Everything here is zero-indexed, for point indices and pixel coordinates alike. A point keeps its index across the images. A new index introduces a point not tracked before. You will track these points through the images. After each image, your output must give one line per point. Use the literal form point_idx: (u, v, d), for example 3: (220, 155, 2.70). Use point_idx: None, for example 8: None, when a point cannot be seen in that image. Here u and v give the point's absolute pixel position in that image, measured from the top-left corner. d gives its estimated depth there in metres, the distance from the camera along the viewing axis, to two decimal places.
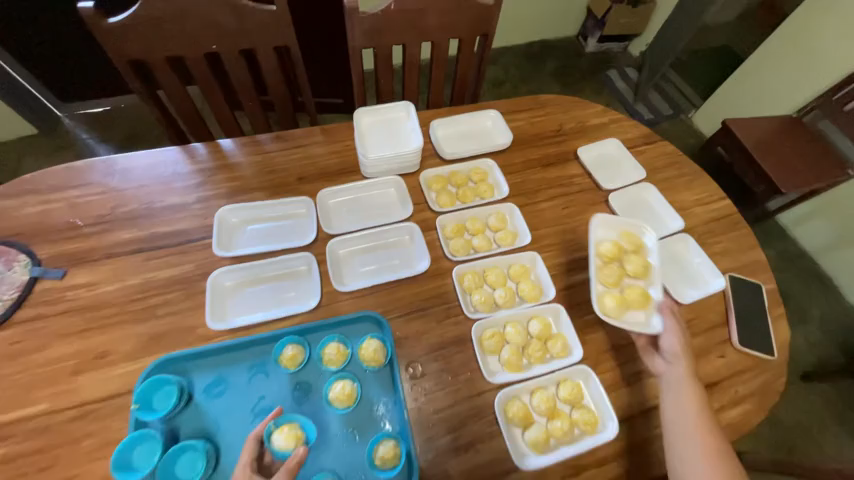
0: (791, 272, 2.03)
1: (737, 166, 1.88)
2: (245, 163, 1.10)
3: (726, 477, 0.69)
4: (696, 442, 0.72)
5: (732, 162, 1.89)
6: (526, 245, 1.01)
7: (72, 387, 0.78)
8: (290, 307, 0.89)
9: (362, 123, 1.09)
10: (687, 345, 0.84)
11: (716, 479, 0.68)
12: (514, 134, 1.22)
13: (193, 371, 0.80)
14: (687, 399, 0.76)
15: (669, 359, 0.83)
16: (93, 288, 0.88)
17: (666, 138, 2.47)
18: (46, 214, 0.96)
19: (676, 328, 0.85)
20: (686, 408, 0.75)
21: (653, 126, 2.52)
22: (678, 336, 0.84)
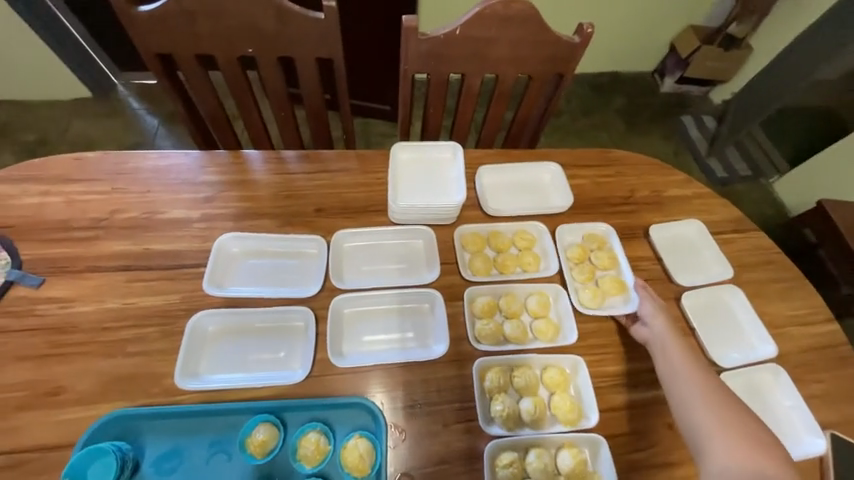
0: None
1: (824, 251, 1.56)
2: (263, 182, 0.98)
3: (728, 411, 0.64)
4: (691, 388, 0.68)
5: (819, 245, 1.57)
6: (569, 344, 0.82)
7: (14, 425, 0.67)
8: (275, 372, 0.75)
9: (398, 159, 0.94)
10: (664, 308, 0.82)
11: (714, 413, 0.64)
12: (574, 196, 1.03)
13: (148, 435, 0.67)
14: (693, 388, 0.68)
15: (648, 321, 0.81)
16: (66, 306, 0.78)
17: (740, 202, 2.16)
18: (43, 208, 0.88)
19: (649, 293, 0.84)
20: (696, 404, 0.66)
21: (726, 186, 2.20)
22: (651, 298, 0.83)
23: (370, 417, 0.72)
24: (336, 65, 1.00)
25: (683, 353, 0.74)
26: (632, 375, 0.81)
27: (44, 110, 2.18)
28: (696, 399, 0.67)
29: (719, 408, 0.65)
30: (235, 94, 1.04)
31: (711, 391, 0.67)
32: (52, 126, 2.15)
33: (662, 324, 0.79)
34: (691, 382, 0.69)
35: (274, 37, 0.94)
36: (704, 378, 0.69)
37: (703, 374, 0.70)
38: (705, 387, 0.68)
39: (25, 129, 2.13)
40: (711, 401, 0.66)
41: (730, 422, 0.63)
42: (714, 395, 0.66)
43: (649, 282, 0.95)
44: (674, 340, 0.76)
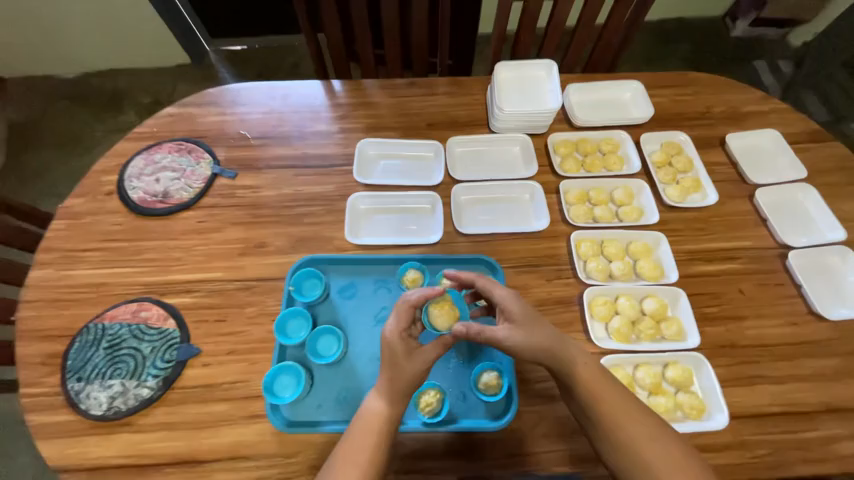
0: None
1: None
2: (382, 103, 1.17)
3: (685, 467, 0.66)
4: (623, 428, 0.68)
5: None
6: (652, 225, 0.98)
7: (239, 264, 0.95)
8: (414, 238, 0.98)
9: (500, 77, 1.10)
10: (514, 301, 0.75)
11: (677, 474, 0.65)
12: (655, 110, 1.14)
13: (332, 274, 0.93)
14: (611, 414, 0.68)
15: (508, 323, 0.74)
16: (256, 192, 1.04)
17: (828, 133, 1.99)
18: (224, 125, 1.15)
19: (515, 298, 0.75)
20: (645, 452, 0.66)
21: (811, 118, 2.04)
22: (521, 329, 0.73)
23: (490, 270, 0.93)
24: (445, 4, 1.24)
25: (603, 399, 0.70)
26: (705, 251, 0.96)
27: (151, 75, 2.48)
28: (629, 435, 0.67)
29: (652, 433, 0.68)
30: (359, 33, 1.27)
31: (629, 420, 0.68)
32: (159, 90, 2.44)
33: (531, 343, 0.72)
34: (605, 411, 0.69)
35: None
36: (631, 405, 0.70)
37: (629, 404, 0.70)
38: (620, 409, 0.69)
39: (139, 93, 2.44)
40: (649, 439, 0.67)
41: (683, 461, 0.66)
42: (651, 436, 0.68)
43: (724, 182, 1.06)
44: (576, 363, 0.71)
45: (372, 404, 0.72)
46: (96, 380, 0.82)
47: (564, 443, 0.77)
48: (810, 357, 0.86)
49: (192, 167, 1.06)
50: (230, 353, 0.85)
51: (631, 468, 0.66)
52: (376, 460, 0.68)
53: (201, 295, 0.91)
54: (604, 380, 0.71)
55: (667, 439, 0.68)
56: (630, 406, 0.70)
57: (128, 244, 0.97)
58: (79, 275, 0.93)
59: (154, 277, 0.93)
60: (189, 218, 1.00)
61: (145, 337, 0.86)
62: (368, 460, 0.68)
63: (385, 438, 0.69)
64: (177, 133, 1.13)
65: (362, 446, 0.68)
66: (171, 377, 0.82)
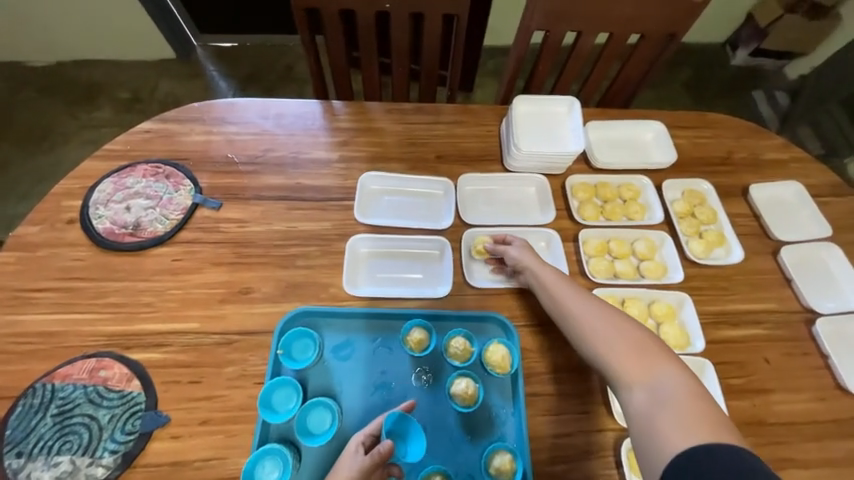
0: None
1: None
2: (388, 129, 1.07)
3: (633, 347, 0.65)
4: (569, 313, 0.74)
5: None
6: (675, 283, 0.91)
7: (220, 313, 0.83)
8: (419, 288, 0.88)
9: (517, 111, 1.02)
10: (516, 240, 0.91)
11: (620, 349, 0.65)
12: (676, 155, 1.08)
13: (326, 329, 0.82)
14: (562, 299, 0.76)
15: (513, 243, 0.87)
16: (242, 226, 0.92)
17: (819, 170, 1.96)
18: (208, 144, 1.01)
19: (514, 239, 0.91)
20: (591, 329, 0.70)
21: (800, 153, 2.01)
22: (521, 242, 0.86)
23: (502, 331, 0.84)
24: (460, 21, 1.19)
25: (559, 288, 0.78)
26: (729, 313, 0.90)
27: (130, 69, 2.28)
28: (581, 318, 0.72)
29: (595, 313, 0.71)
30: (364, 35, 1.20)
31: (575, 304, 0.74)
32: (138, 86, 2.24)
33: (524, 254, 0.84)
34: (555, 299, 0.77)
35: None
36: (583, 296, 0.75)
37: (581, 294, 0.75)
38: (567, 294, 0.76)
39: (118, 88, 2.23)
40: (596, 321, 0.70)
41: (619, 333, 0.67)
42: (597, 320, 0.70)
43: (746, 236, 1.00)
44: (538, 266, 0.82)
45: None
46: (40, 457, 0.69)
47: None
48: (838, 437, 0.81)
49: (169, 195, 0.94)
50: (204, 423, 0.74)
51: (579, 342, 0.71)
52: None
53: (174, 350, 0.79)
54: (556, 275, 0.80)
55: (610, 318, 0.69)
56: (578, 293, 0.76)
57: (92, 284, 0.84)
58: (28, 321, 0.80)
59: (119, 326, 0.80)
60: (162, 255, 0.88)
61: (104, 402, 0.74)
62: None
63: None
64: (154, 153, 1.00)
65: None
66: (132, 453, 0.70)
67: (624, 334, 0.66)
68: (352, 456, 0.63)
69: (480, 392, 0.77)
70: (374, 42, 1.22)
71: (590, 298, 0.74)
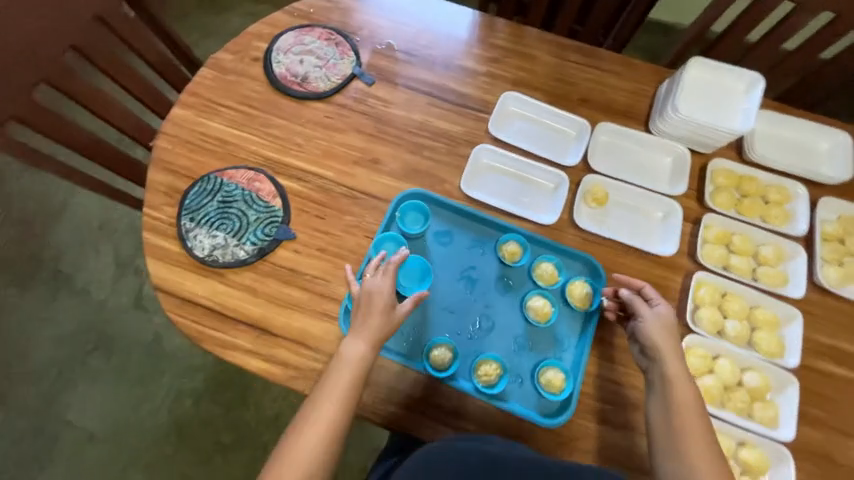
0: None
1: None
2: (540, 59, 1.06)
3: None
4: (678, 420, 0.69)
5: None
6: (790, 298, 0.85)
7: (351, 172, 0.95)
8: (525, 211, 0.91)
9: (688, 73, 0.94)
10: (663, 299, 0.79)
11: None
12: (851, 175, 0.94)
13: (434, 214, 0.91)
14: (682, 406, 0.69)
15: (656, 309, 0.77)
16: (386, 107, 1.01)
17: None
18: (375, 27, 1.09)
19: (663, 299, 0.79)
20: (692, 450, 0.67)
21: None
22: (667, 314, 0.76)
23: (590, 274, 0.87)
24: None
25: (682, 392, 0.70)
26: (840, 351, 0.83)
27: None
28: (685, 417, 0.69)
29: (704, 440, 0.68)
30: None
31: (690, 419, 0.69)
32: None
33: (661, 337, 0.74)
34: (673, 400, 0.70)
35: None
36: (701, 418, 0.69)
37: (699, 414, 0.70)
38: (688, 408, 0.69)
39: None
40: (697, 430, 0.68)
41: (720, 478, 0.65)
42: (698, 428, 0.68)
43: None
44: (671, 358, 0.73)
45: (354, 351, 0.72)
46: (204, 226, 0.89)
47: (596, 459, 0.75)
48: None
49: (334, 61, 1.04)
50: (320, 250, 0.88)
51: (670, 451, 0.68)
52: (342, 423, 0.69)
53: (310, 187, 0.93)
54: (686, 380, 0.71)
55: (714, 457, 0.67)
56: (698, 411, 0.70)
57: (261, 115, 0.99)
58: (212, 126, 0.98)
59: (275, 154, 0.96)
60: (318, 109, 1.00)
61: (253, 206, 0.91)
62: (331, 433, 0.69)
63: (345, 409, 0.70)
64: (329, 21, 1.10)
65: (332, 400, 0.70)
66: (266, 249, 0.87)
67: (715, 456, 0.67)
68: (380, 276, 0.77)
69: (553, 314, 0.83)
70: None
71: (700, 405, 0.71)
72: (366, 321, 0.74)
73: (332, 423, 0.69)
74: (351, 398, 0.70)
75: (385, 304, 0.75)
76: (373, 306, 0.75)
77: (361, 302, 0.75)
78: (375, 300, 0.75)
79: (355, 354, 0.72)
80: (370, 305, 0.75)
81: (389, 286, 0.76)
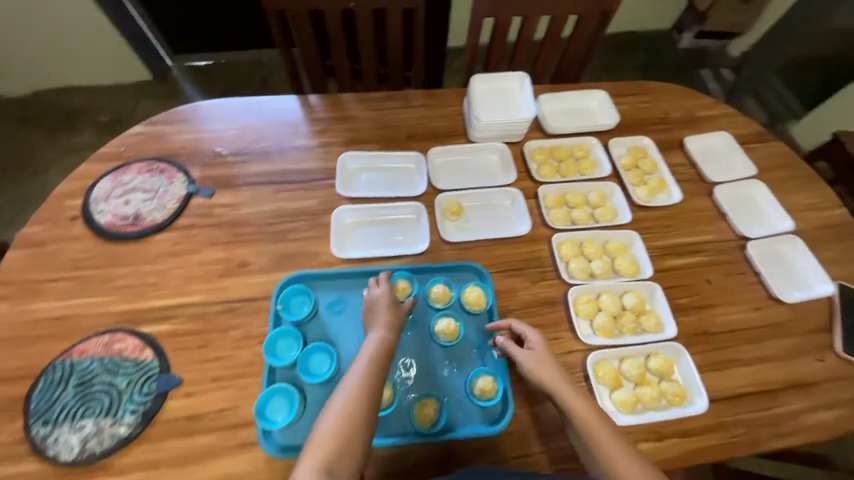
0: None
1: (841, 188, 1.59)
2: (361, 116, 1.17)
3: None
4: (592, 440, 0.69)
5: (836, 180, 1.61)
6: (625, 224, 1.04)
7: (221, 286, 0.91)
8: (400, 249, 0.98)
9: (474, 88, 1.14)
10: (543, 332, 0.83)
11: None
12: (619, 118, 1.21)
13: (319, 289, 0.91)
14: (588, 427, 0.69)
15: (531, 344, 0.80)
16: (236, 210, 1.01)
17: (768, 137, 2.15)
18: (196, 141, 1.10)
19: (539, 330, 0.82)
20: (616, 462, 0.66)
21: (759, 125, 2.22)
22: (539, 346, 0.79)
23: (477, 276, 0.95)
24: (417, 15, 1.18)
25: (582, 408, 0.71)
26: (674, 247, 1.03)
27: (106, 92, 2.18)
28: (595, 435, 0.69)
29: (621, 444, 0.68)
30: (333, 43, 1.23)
31: (600, 431, 0.69)
32: (118, 110, 2.15)
33: (544, 373, 0.75)
34: (583, 425, 0.70)
35: None
36: (608, 426, 0.70)
37: (607, 425, 0.70)
38: (594, 421, 0.70)
39: (97, 111, 2.14)
40: (611, 444, 0.68)
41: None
42: (611, 442, 0.68)
43: (685, 182, 1.14)
44: (557, 385, 0.74)
45: (374, 336, 0.77)
46: (65, 423, 0.76)
47: (545, 444, 0.78)
48: (773, 338, 0.94)
49: (164, 187, 1.02)
50: (215, 380, 0.81)
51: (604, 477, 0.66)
52: (363, 401, 0.68)
53: (183, 320, 0.87)
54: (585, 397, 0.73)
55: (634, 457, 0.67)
56: (603, 420, 0.70)
57: (99, 271, 0.91)
58: (42, 308, 0.87)
59: (128, 305, 0.88)
60: (163, 240, 0.96)
61: (120, 370, 0.81)
62: (344, 439, 0.65)
63: (363, 396, 0.69)
64: (147, 152, 1.08)
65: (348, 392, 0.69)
66: (151, 411, 0.78)
67: (633, 455, 0.67)
68: (379, 286, 0.85)
69: (460, 327, 0.87)
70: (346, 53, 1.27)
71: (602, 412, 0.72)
72: (379, 315, 0.80)
73: (347, 412, 0.67)
74: (373, 380, 0.71)
75: (391, 300, 0.83)
76: (379, 306, 0.82)
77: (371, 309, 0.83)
78: (381, 301, 0.82)
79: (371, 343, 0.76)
80: (376, 307, 0.82)
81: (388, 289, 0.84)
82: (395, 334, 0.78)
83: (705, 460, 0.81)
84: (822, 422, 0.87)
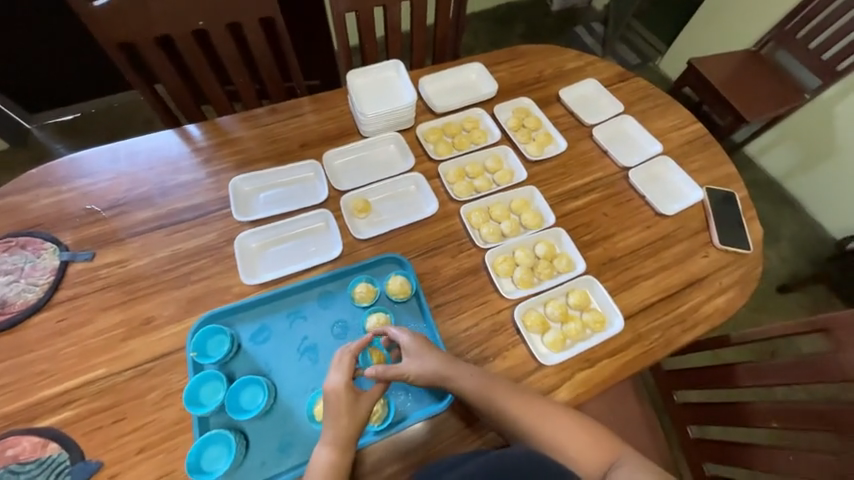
0: (765, 199, 2.11)
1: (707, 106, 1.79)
2: (245, 136, 1.11)
3: (572, 431, 0.75)
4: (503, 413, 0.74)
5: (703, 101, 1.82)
6: (523, 181, 1.11)
7: (126, 350, 0.83)
8: (315, 259, 0.95)
9: (354, 84, 1.14)
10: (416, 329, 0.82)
11: (559, 436, 0.74)
12: (498, 84, 1.27)
13: (238, 323, 0.87)
14: (494, 401, 0.75)
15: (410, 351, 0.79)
16: (125, 265, 0.92)
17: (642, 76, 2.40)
18: (60, 204, 0.98)
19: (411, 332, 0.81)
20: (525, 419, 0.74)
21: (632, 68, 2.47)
22: (416, 349, 0.79)
23: (398, 265, 0.96)
24: (277, 23, 1.15)
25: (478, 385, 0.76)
26: (570, 191, 1.12)
27: None
28: (500, 404, 0.74)
29: (524, 403, 0.75)
30: (195, 69, 1.17)
31: (505, 398, 0.75)
32: None
33: (430, 371, 0.78)
34: (493, 406, 0.74)
35: (219, 5, 1.07)
36: (507, 390, 0.76)
37: (508, 390, 0.76)
38: (496, 393, 0.75)
39: None
40: (518, 406, 0.75)
41: (557, 425, 0.74)
42: (519, 403, 0.75)
43: (568, 130, 1.23)
44: (450, 376, 0.77)
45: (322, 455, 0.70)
46: None
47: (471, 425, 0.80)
48: (666, 248, 1.06)
49: (31, 263, 0.90)
50: (141, 450, 0.74)
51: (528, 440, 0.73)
52: None
53: (89, 399, 0.78)
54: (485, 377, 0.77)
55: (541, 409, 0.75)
56: (500, 388, 0.76)
57: None
58: None
59: (17, 403, 0.77)
60: (45, 320, 0.85)
61: (23, 476, 0.72)
62: None
63: None
64: (1, 230, 0.94)
65: None
66: None
67: (540, 407, 0.76)
68: (335, 374, 0.74)
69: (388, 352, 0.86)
70: (214, 77, 1.21)
71: (495, 379, 0.78)
72: (333, 424, 0.71)
73: None
74: None
75: (348, 402, 0.72)
76: (334, 408, 0.72)
77: (329, 410, 0.72)
78: (337, 403, 0.72)
79: (321, 464, 0.70)
80: (330, 412, 0.72)
81: (345, 383, 0.73)
82: (349, 449, 0.71)
83: (632, 372, 0.90)
84: (718, 307, 1.00)
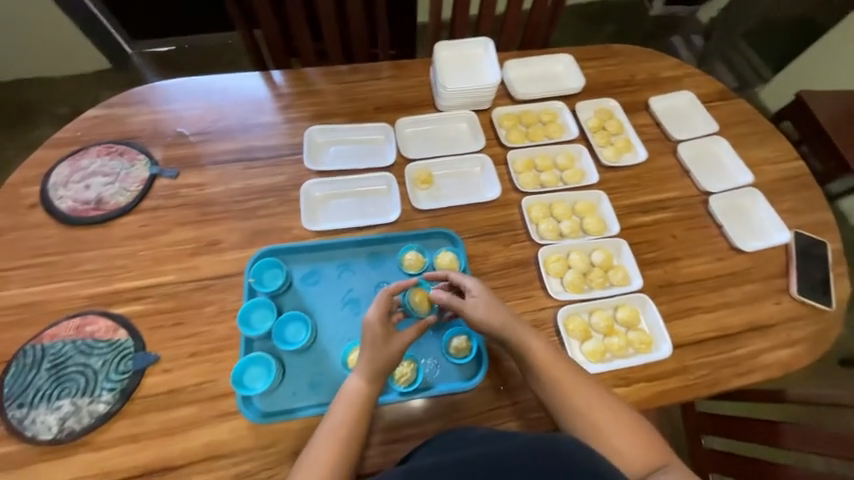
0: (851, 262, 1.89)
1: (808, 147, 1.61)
2: (325, 89, 1.14)
3: (622, 423, 0.72)
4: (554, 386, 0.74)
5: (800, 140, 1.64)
6: (592, 185, 1.07)
7: (192, 265, 0.90)
8: (372, 219, 0.98)
9: (440, 56, 1.13)
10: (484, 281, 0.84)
11: (608, 424, 0.71)
12: (585, 81, 1.21)
13: (293, 263, 0.92)
14: (549, 371, 0.75)
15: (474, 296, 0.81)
16: (202, 189, 0.99)
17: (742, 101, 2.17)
18: (157, 122, 1.07)
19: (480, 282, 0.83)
20: (575, 398, 0.73)
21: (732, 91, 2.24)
22: (483, 298, 0.81)
23: (449, 242, 0.97)
24: None
25: (539, 352, 0.76)
26: (641, 205, 1.06)
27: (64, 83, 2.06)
28: (555, 375, 0.74)
29: (577, 383, 0.74)
30: (291, 18, 1.21)
31: (559, 373, 0.75)
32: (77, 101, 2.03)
33: (492, 324, 0.78)
34: (547, 375, 0.75)
35: None
36: (565, 366, 0.75)
37: (565, 366, 0.76)
38: (552, 366, 0.75)
39: (56, 104, 2.02)
40: (571, 383, 0.74)
41: (608, 412, 0.73)
42: (574, 382, 0.74)
43: (651, 141, 1.16)
44: (511, 336, 0.78)
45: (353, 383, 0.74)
46: (41, 405, 0.77)
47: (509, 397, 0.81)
48: (734, 285, 0.99)
49: (126, 170, 1.00)
50: (192, 355, 0.82)
51: (574, 419, 0.72)
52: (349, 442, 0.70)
53: (156, 300, 0.86)
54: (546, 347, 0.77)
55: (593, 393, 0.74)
56: (559, 361, 0.76)
57: (62, 257, 0.90)
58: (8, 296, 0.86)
59: (98, 289, 0.87)
60: (130, 223, 0.94)
61: (94, 352, 0.82)
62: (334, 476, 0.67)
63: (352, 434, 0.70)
64: (106, 136, 1.05)
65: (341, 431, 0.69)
66: (129, 388, 0.79)
67: (592, 391, 0.74)
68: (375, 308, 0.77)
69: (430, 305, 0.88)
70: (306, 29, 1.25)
71: (555, 352, 0.77)
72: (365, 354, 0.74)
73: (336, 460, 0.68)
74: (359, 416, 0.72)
75: (380, 336, 0.75)
76: (366, 340, 0.75)
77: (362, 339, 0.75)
78: (368, 335, 0.74)
79: (351, 389, 0.73)
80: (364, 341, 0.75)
81: (379, 318, 0.76)
82: (377, 382, 0.74)
83: (668, 402, 0.86)
84: (780, 359, 0.92)
